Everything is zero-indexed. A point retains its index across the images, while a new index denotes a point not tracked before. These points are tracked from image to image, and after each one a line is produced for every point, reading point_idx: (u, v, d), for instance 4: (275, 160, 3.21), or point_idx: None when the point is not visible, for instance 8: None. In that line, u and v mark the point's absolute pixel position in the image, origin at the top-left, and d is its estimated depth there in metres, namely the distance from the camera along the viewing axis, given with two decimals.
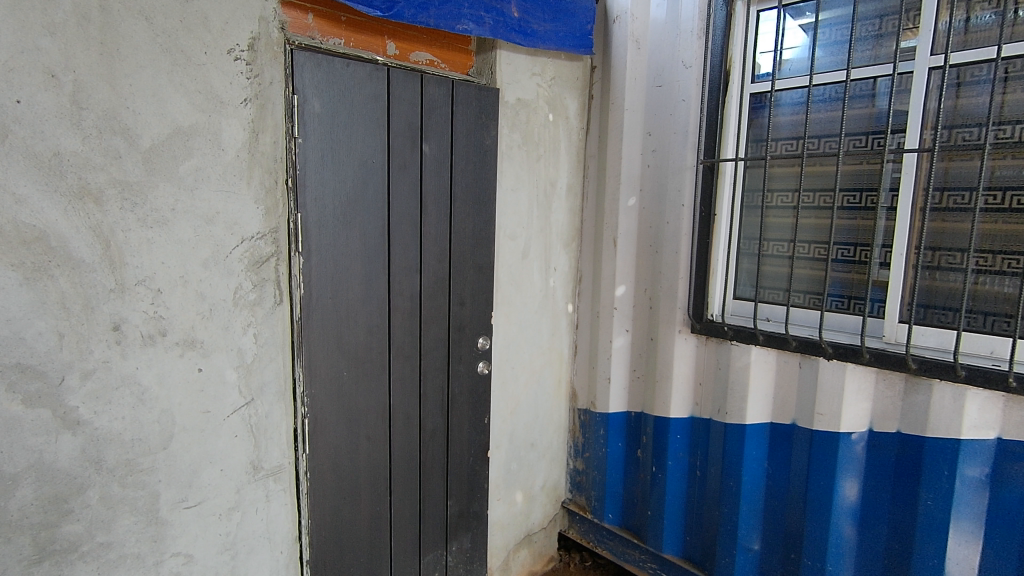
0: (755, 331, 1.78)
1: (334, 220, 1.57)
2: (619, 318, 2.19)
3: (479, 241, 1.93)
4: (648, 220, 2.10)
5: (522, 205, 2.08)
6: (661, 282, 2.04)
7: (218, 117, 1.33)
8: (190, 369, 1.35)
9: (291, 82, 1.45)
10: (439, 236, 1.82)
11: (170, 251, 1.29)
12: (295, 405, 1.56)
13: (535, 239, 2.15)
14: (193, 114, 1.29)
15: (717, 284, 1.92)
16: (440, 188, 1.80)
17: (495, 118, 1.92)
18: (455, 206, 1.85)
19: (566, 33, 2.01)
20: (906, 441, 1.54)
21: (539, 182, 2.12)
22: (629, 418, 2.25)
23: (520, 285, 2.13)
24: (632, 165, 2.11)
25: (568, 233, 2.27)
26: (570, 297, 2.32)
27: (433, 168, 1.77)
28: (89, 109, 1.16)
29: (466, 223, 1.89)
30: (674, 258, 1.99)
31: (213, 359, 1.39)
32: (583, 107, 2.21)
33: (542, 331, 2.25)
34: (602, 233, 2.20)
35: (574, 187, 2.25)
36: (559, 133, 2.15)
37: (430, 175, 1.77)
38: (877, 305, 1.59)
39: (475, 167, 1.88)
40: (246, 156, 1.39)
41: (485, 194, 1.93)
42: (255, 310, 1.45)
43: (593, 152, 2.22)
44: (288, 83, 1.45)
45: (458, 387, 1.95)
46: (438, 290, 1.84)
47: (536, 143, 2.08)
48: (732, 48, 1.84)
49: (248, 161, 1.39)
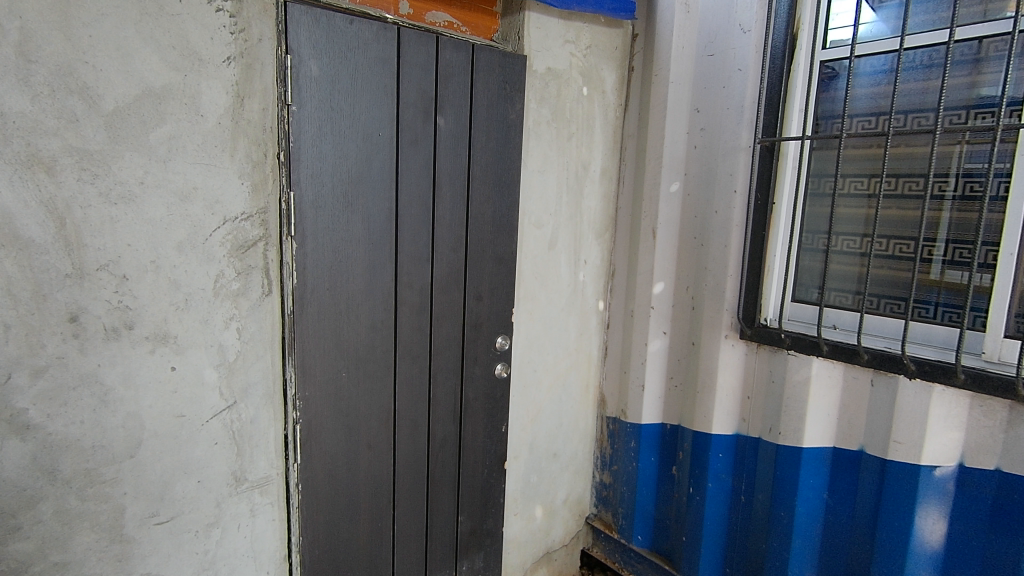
0: (818, 341, 1.51)
1: (333, 201, 1.38)
2: (656, 318, 1.96)
3: (501, 229, 1.72)
4: (692, 209, 1.84)
5: (550, 190, 1.86)
6: (706, 280, 1.79)
7: (195, 78, 1.15)
8: (161, 368, 1.18)
9: (285, 40, 1.25)
10: (455, 222, 1.61)
11: (139, 232, 1.12)
12: (286, 409, 1.39)
13: (564, 228, 1.93)
14: (165, 72, 1.11)
15: (774, 284, 1.66)
16: (457, 168, 1.59)
17: (522, 90, 1.69)
18: (474, 189, 1.64)
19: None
20: (1008, 483, 1.27)
21: (570, 164, 1.89)
22: (664, 430, 2.01)
23: (545, 279, 1.91)
24: (677, 147, 1.85)
25: (602, 223, 2.04)
26: (601, 293, 2.10)
27: (448, 145, 1.56)
28: (39, 63, 0.98)
29: (486, 208, 1.67)
30: (722, 254, 1.74)
31: (189, 356, 1.21)
32: (622, 81, 1.97)
33: (569, 331, 2.03)
34: (639, 223, 1.96)
35: (608, 170, 2.01)
36: (594, 109, 1.92)
37: (444, 152, 1.55)
38: (976, 316, 1.31)
39: (498, 145, 1.66)
40: (229, 124, 1.20)
41: (509, 176, 1.71)
42: (238, 301, 1.27)
43: (632, 132, 1.98)
44: (281, 41, 1.25)
45: (473, 392, 1.75)
46: (451, 283, 1.63)
47: (568, 120, 1.85)
48: (802, 6, 1.56)
49: (232, 129, 1.20)
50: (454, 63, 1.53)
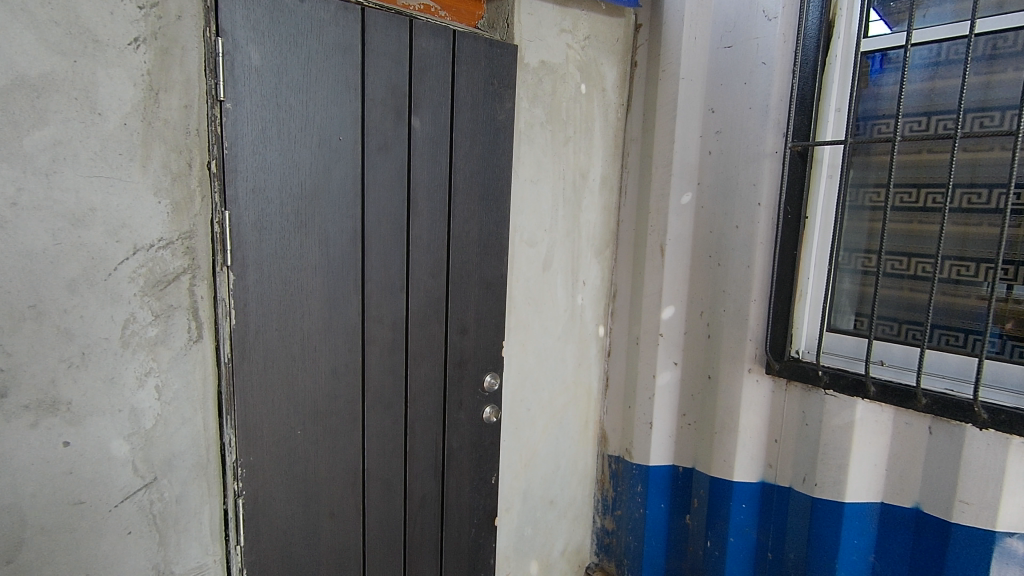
0: (865, 380, 1.29)
1: (281, 221, 1.11)
2: (666, 347, 1.73)
3: (489, 249, 1.46)
4: (707, 223, 1.61)
5: (544, 202, 1.61)
6: (725, 306, 1.57)
7: (87, 65, 0.86)
8: (49, 445, 0.90)
9: (215, 18, 0.98)
10: (435, 242, 1.35)
11: (12, 269, 0.84)
12: (225, 480, 1.12)
13: (560, 245, 1.69)
14: (45, 56, 0.83)
15: (805, 309, 1.44)
16: (437, 178, 1.32)
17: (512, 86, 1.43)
18: (457, 203, 1.37)
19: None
20: None
21: (567, 171, 1.65)
22: (676, 473, 1.78)
23: (540, 304, 1.66)
24: (689, 152, 1.62)
25: (601, 238, 1.80)
26: (601, 318, 1.87)
27: (425, 151, 1.29)
28: None
29: (471, 225, 1.41)
30: (745, 276, 1.51)
31: (88, 427, 0.94)
32: (624, 77, 1.74)
33: (566, 361, 1.79)
34: (644, 239, 1.73)
35: (609, 178, 1.78)
36: (593, 110, 1.68)
37: (420, 159, 1.29)
38: None
39: (485, 151, 1.40)
40: (138, 125, 0.92)
41: (498, 187, 1.45)
42: (157, 352, 1.00)
43: (636, 136, 1.75)
44: (208, 18, 0.98)
45: (458, 440, 1.48)
46: (430, 315, 1.37)
47: (564, 122, 1.61)
48: None
49: (142, 131, 0.93)
50: (431, 52, 1.27)
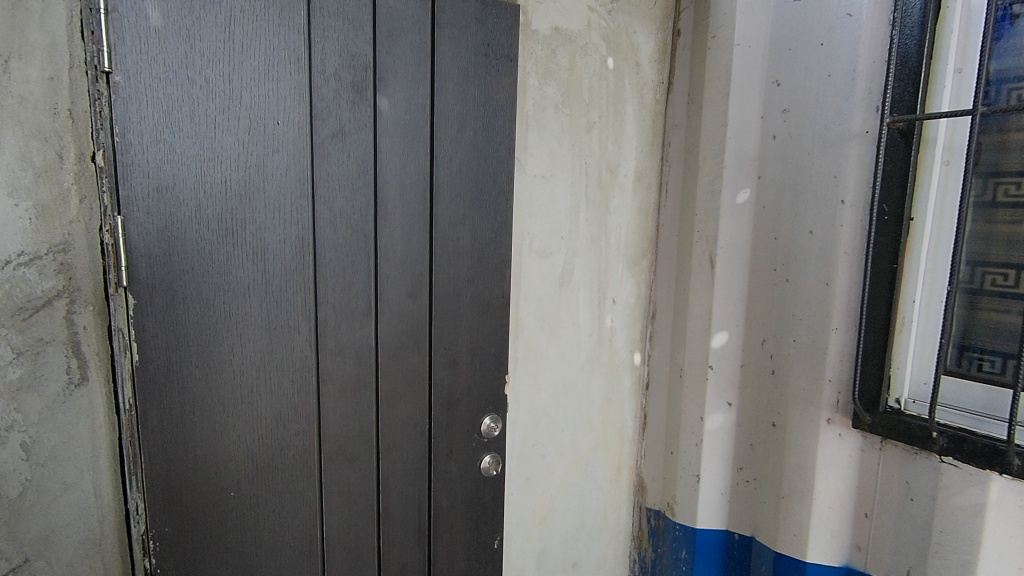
0: (1009, 452, 0.91)
1: (201, 229, 0.86)
2: (717, 382, 1.38)
3: (485, 262, 1.16)
4: (770, 228, 1.25)
5: (560, 204, 1.31)
6: (796, 335, 1.21)
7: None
8: None
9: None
10: (412, 253, 1.07)
11: None
12: (133, 558, 0.89)
13: (582, 255, 1.38)
14: None
15: (909, 345, 1.05)
16: (412, 173, 1.05)
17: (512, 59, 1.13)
18: (440, 205, 1.09)
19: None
20: None
21: (589, 166, 1.35)
22: (732, 542, 1.43)
23: (557, 327, 1.36)
24: (746, 139, 1.28)
25: (635, 247, 1.49)
26: (636, 342, 1.55)
27: (396, 138, 1.02)
28: None
29: (461, 232, 1.12)
30: (825, 296, 1.14)
31: None
32: (663, 49, 1.41)
33: (591, 397, 1.47)
34: (688, 248, 1.40)
35: (646, 173, 1.46)
36: (624, 90, 1.37)
37: (389, 148, 1.02)
38: None
39: (477, 138, 1.12)
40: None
41: (496, 183, 1.16)
42: (24, 399, 0.76)
43: (680, 121, 1.41)
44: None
45: (450, 500, 1.19)
46: (409, 345, 1.09)
47: (586, 105, 1.31)
48: None
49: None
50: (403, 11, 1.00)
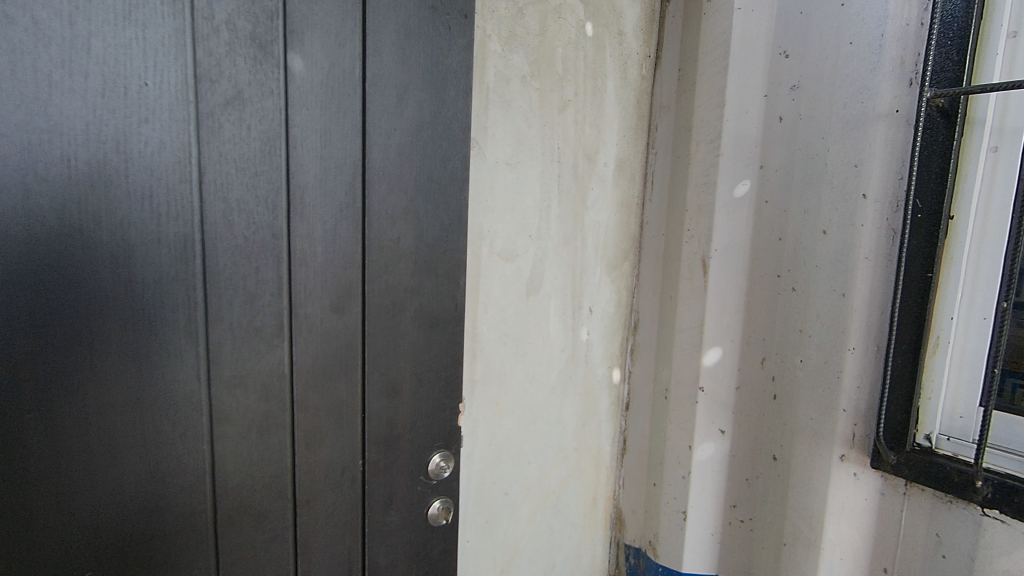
0: None
1: (11, 219, 0.54)
2: (707, 406, 1.19)
3: (433, 268, 0.95)
4: (774, 227, 1.07)
5: (529, 198, 1.10)
6: (804, 354, 1.02)
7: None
8: None
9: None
10: (339, 258, 0.82)
11: None
12: None
13: (554, 258, 1.18)
14: None
15: (947, 370, 0.88)
16: (337, 153, 0.79)
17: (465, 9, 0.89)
18: (376, 196, 0.85)
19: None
20: None
21: (563, 153, 1.14)
22: None
23: (523, 343, 1.16)
24: (747, 122, 1.09)
25: (616, 248, 1.29)
26: (615, 357, 1.36)
27: (314, 102, 0.75)
28: None
29: (403, 231, 0.89)
30: (840, 309, 0.95)
31: None
32: (650, 18, 1.21)
33: (562, 419, 1.29)
34: (676, 250, 1.21)
35: (628, 163, 1.26)
36: (605, 63, 1.16)
37: (303, 115, 0.74)
38: None
39: (423, 112, 0.89)
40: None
41: (448, 170, 0.93)
42: None
43: (669, 101, 1.22)
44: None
45: (391, 558, 0.97)
46: (336, 379, 0.85)
47: (559, 79, 1.10)
48: None
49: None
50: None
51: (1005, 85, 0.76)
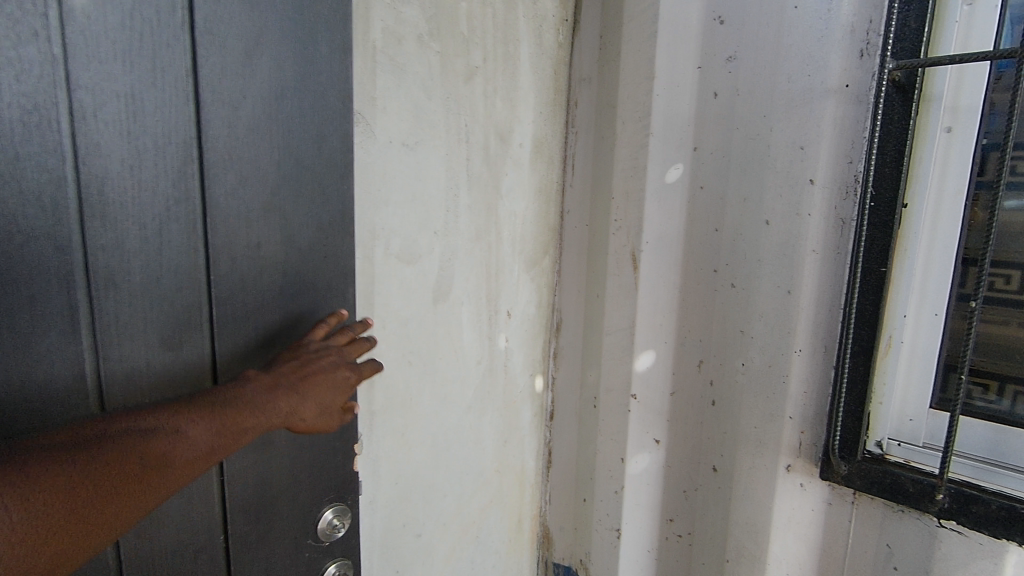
0: None
1: None
2: (641, 414, 1.08)
3: (313, 279, 0.70)
4: (710, 216, 0.96)
5: (432, 185, 0.91)
6: (746, 357, 0.92)
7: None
8: None
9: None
10: (164, 278, 0.56)
11: None
12: None
13: (465, 257, 1.00)
14: None
15: (897, 371, 0.81)
16: (149, 124, 0.53)
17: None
18: (216, 188, 0.59)
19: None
20: None
21: (472, 131, 0.95)
22: None
23: (433, 360, 0.98)
24: (678, 98, 0.96)
25: (535, 241, 1.13)
26: (537, 363, 1.22)
27: (99, 46, 0.49)
28: None
29: (264, 234, 0.64)
30: (785, 309, 0.86)
31: None
32: None
33: (481, 440, 1.13)
34: (603, 243, 1.08)
35: (546, 143, 1.09)
36: (518, 23, 0.98)
37: (81, 66, 0.48)
38: None
39: (286, 68, 0.63)
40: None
41: (327, 149, 0.69)
42: None
43: (590, 73, 1.07)
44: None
45: None
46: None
47: (463, 40, 0.90)
48: None
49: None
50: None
51: (968, 58, 0.68)
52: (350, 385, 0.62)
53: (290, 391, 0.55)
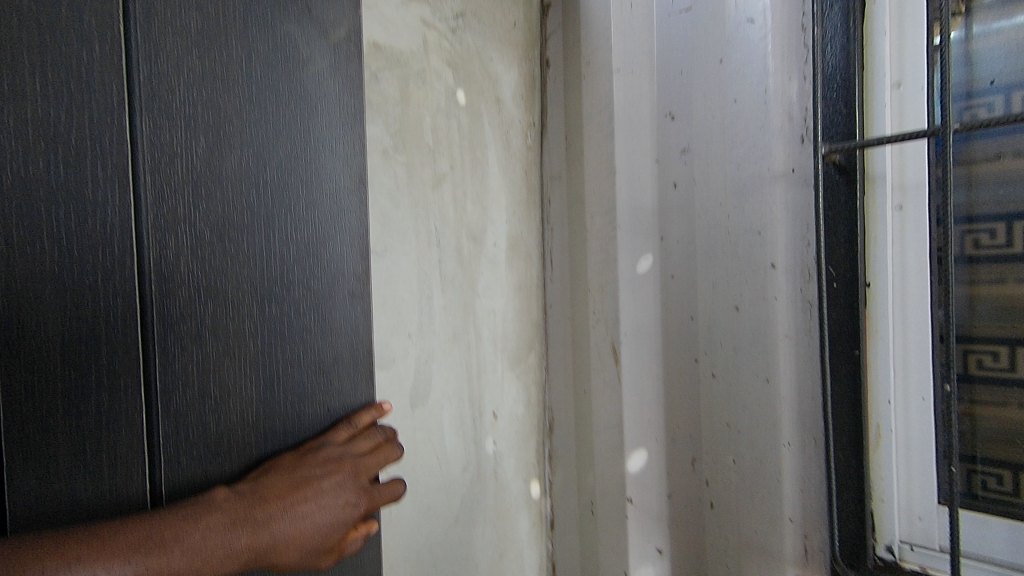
0: None
1: None
2: (642, 527, 0.97)
3: (292, 402, 0.65)
4: (684, 303, 0.95)
5: (402, 288, 0.93)
6: (736, 453, 0.86)
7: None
8: None
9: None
10: (104, 416, 0.52)
11: None
12: None
13: (443, 357, 1.00)
14: None
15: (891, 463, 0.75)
16: (83, 262, 0.51)
17: (302, 35, 0.66)
18: (172, 308, 0.56)
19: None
20: None
21: (443, 234, 0.99)
22: None
23: (411, 467, 0.95)
24: (640, 190, 0.98)
25: (519, 337, 1.12)
26: (531, 465, 1.16)
27: (48, 175, 0.49)
28: None
29: (234, 355, 0.60)
30: (766, 399, 0.81)
31: None
32: (531, 86, 1.13)
33: (471, 554, 1.05)
34: (584, 336, 1.06)
35: (523, 241, 1.12)
36: (483, 131, 1.06)
37: (30, 200, 0.48)
38: None
39: (264, 191, 0.62)
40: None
41: (314, 268, 0.66)
42: None
43: (560, 173, 1.12)
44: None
45: None
46: None
47: (429, 151, 0.97)
48: None
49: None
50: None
51: (892, 139, 0.69)
52: (358, 515, 0.60)
53: (256, 533, 0.51)
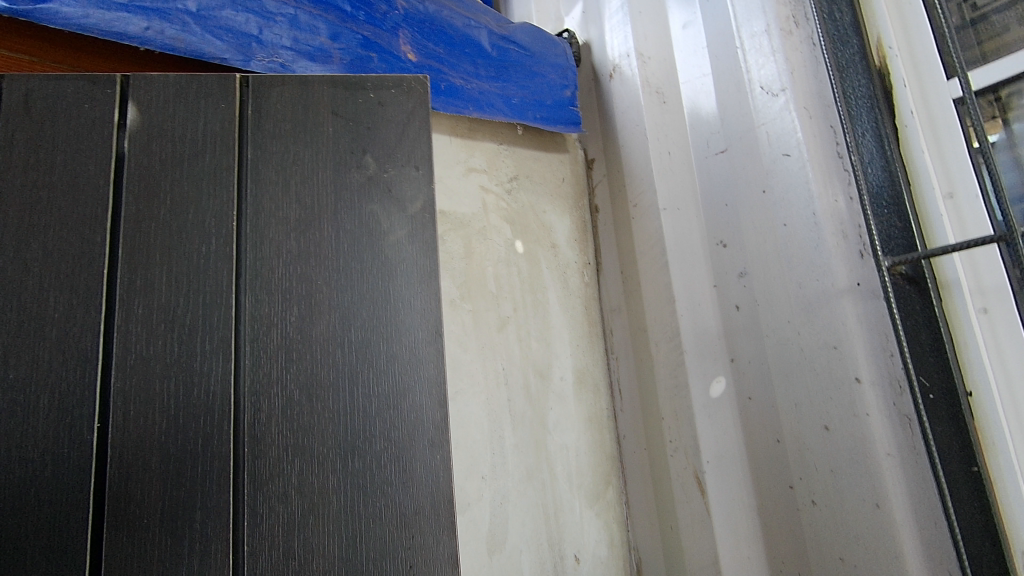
0: None
1: None
2: None
3: (377, 569, 0.58)
4: (767, 427, 0.90)
5: (474, 430, 0.95)
6: None
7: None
8: None
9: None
10: None
11: None
12: None
13: (519, 500, 0.97)
14: None
15: None
16: (190, 433, 0.57)
17: (383, 212, 0.66)
18: (262, 471, 0.58)
19: (471, 70, 1.09)
20: None
21: (510, 373, 1.02)
22: None
23: None
24: (702, 315, 1.00)
25: (595, 475, 1.07)
26: None
27: (165, 357, 0.58)
28: None
29: (319, 513, 0.58)
30: (882, 533, 0.73)
31: None
32: (583, 228, 1.21)
33: None
34: (663, 469, 0.99)
35: (589, 373, 1.12)
36: (542, 275, 1.12)
37: (148, 380, 0.57)
38: None
39: (349, 349, 0.63)
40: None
41: (394, 420, 0.62)
42: None
43: (618, 304, 1.14)
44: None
45: None
46: None
47: (493, 297, 1.04)
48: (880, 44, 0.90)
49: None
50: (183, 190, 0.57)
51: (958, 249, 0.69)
52: None
53: None
